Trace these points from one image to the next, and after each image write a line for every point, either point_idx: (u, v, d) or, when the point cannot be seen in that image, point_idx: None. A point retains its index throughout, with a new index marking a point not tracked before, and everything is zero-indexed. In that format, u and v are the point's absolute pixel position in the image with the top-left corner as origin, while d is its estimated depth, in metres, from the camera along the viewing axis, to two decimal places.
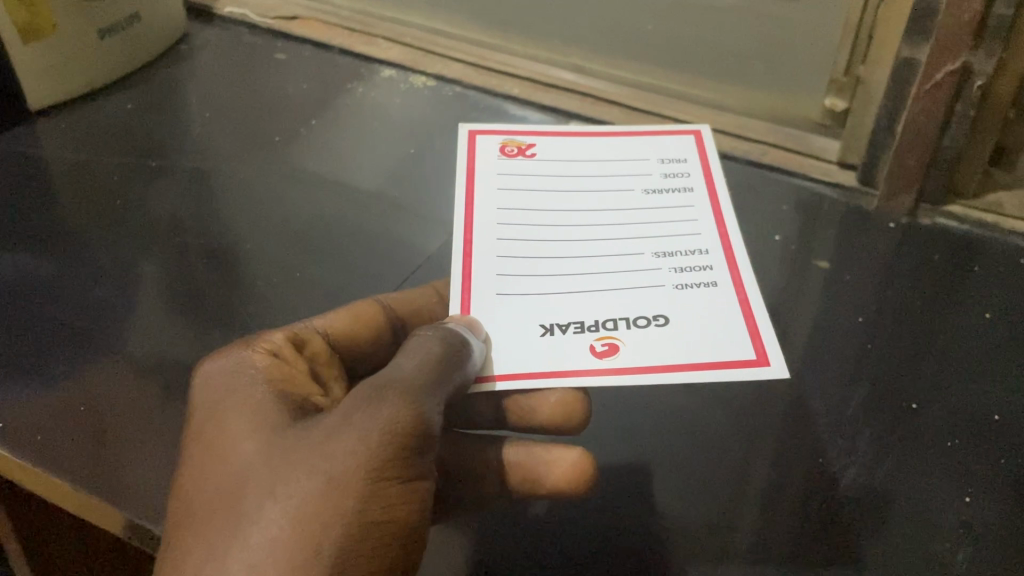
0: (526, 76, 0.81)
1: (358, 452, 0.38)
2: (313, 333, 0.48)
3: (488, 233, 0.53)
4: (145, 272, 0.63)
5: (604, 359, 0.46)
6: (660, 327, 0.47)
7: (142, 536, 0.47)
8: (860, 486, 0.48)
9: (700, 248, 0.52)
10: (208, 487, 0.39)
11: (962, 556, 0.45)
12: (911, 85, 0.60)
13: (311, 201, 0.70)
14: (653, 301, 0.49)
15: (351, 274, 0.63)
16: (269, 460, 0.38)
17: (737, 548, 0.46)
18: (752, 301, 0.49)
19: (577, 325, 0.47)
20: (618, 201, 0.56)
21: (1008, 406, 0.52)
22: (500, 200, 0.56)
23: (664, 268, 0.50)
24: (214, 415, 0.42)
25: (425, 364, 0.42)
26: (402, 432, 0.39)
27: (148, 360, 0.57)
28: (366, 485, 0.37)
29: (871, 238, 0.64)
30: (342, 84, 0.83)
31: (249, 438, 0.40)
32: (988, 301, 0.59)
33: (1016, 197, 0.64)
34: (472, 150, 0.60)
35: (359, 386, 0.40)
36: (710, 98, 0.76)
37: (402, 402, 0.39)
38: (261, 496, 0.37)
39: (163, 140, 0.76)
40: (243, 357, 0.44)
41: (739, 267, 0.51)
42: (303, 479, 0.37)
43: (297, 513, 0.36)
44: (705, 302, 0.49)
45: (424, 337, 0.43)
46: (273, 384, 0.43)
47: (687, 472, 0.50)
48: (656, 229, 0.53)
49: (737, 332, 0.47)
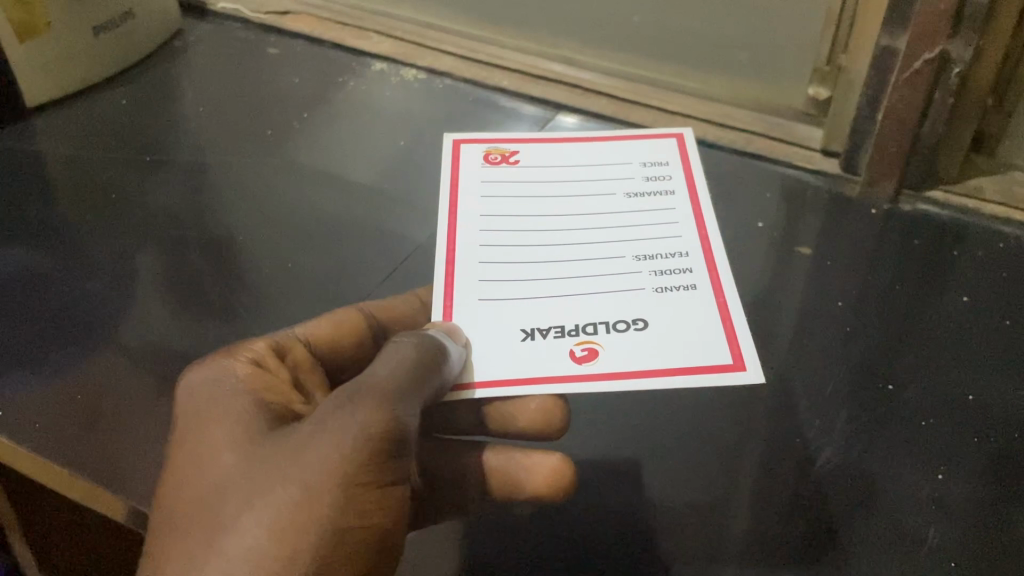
0: (516, 68, 0.82)
1: (329, 458, 0.39)
2: (294, 341, 0.49)
3: (470, 240, 0.54)
4: (140, 265, 0.64)
5: (584, 364, 0.47)
6: (640, 331, 0.48)
7: (138, 521, 0.49)
8: (836, 464, 0.50)
9: (680, 250, 0.53)
10: (190, 493, 0.40)
11: (934, 532, 0.46)
12: (890, 73, 0.61)
13: (302, 194, 0.71)
14: (633, 304, 0.49)
15: (341, 265, 0.64)
16: (247, 468, 0.40)
17: (715, 526, 0.47)
18: (729, 303, 0.50)
19: (557, 330, 0.48)
20: (599, 205, 0.56)
21: (982, 388, 0.53)
22: (483, 206, 0.57)
23: (644, 272, 0.51)
24: (196, 423, 0.43)
25: (399, 371, 0.42)
26: (375, 437, 0.39)
27: (144, 350, 0.58)
28: (338, 492, 0.38)
29: (853, 223, 0.64)
30: (334, 77, 0.84)
31: (228, 447, 0.41)
32: (967, 284, 0.60)
33: (995, 182, 0.65)
34: (456, 157, 0.61)
35: (336, 391, 0.41)
36: (696, 88, 0.77)
37: (375, 407, 0.40)
38: (237, 506, 0.39)
39: (157, 135, 0.77)
40: (226, 367, 0.45)
41: (718, 269, 0.52)
42: (277, 488, 0.38)
43: (270, 519, 0.38)
44: (683, 306, 0.49)
45: (398, 349, 0.44)
46: (254, 394, 0.44)
47: (669, 457, 0.51)
48: (638, 232, 0.54)
49: (714, 335, 0.48)
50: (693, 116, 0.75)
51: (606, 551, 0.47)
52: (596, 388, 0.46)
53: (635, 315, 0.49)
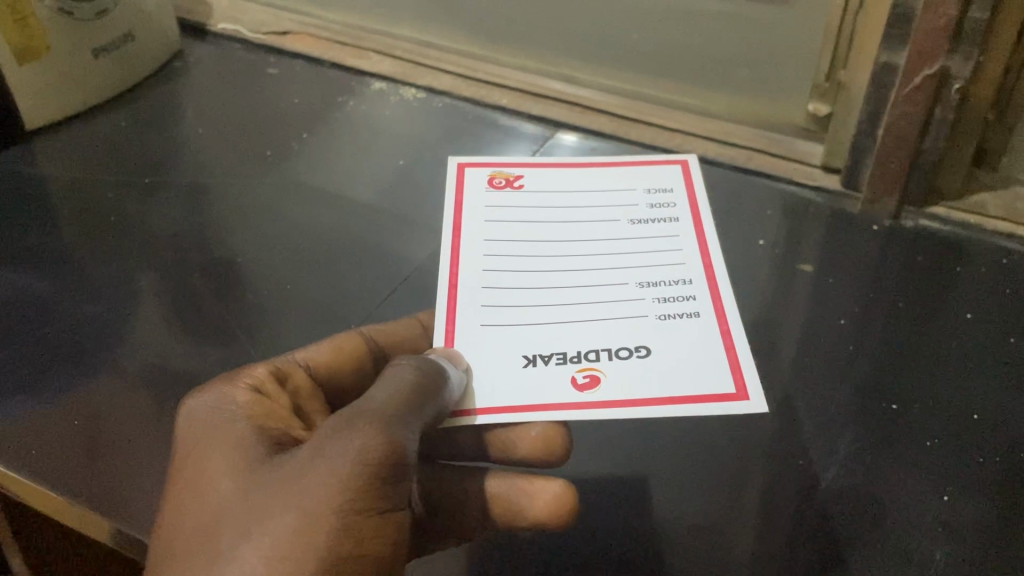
0: (515, 86, 0.82)
1: (329, 483, 0.38)
2: (292, 367, 0.48)
3: (473, 264, 0.54)
4: (140, 287, 0.64)
5: (585, 392, 0.46)
6: (642, 358, 0.48)
7: (134, 547, 0.48)
8: (841, 486, 0.49)
9: (684, 278, 0.53)
10: (188, 524, 0.40)
11: (941, 555, 0.46)
12: (890, 89, 0.61)
13: (303, 214, 0.71)
14: (635, 331, 0.49)
15: (341, 286, 0.64)
16: (248, 497, 0.39)
17: (720, 549, 0.47)
18: (731, 331, 0.50)
19: (559, 357, 0.48)
20: (603, 231, 0.56)
21: (989, 407, 0.53)
22: (487, 230, 0.57)
23: (647, 298, 0.51)
24: (196, 452, 0.43)
25: (398, 395, 0.42)
26: (375, 462, 0.39)
27: (144, 373, 0.58)
28: (338, 519, 0.38)
29: (856, 241, 0.64)
30: (333, 97, 0.84)
31: (228, 475, 0.41)
32: (971, 301, 0.59)
33: (997, 198, 0.64)
34: (461, 181, 0.61)
35: (334, 416, 0.41)
36: (696, 105, 0.77)
37: (374, 430, 0.39)
38: (236, 536, 0.38)
39: (156, 157, 0.77)
40: (227, 394, 0.45)
41: (721, 296, 0.52)
42: (276, 517, 0.38)
43: (270, 546, 0.37)
44: (686, 333, 0.49)
45: (394, 376, 0.43)
46: (253, 420, 0.44)
47: (674, 480, 0.50)
48: (641, 259, 0.54)
49: (717, 363, 0.48)
50: (693, 133, 0.75)
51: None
52: (598, 415, 0.45)
53: (638, 343, 0.48)
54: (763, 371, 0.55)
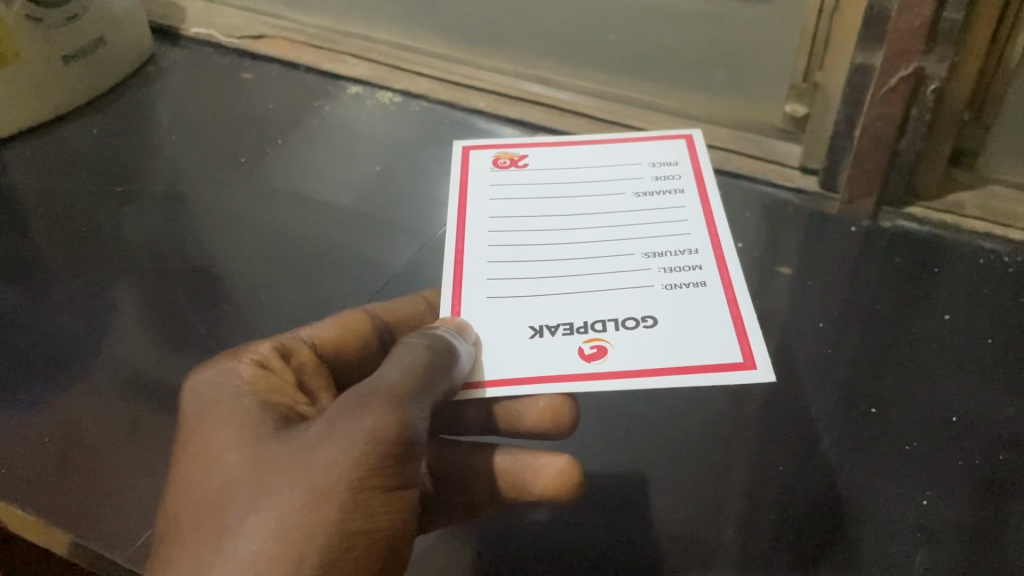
0: (493, 89, 0.81)
1: (339, 458, 0.37)
2: (296, 343, 0.48)
3: (479, 239, 0.53)
4: (115, 298, 0.63)
5: (592, 362, 0.45)
6: (650, 327, 0.46)
7: (100, 563, 0.47)
8: (821, 491, 0.48)
9: (691, 248, 0.51)
10: (196, 496, 0.39)
11: (921, 560, 0.45)
12: (867, 90, 0.61)
13: (280, 221, 0.70)
14: (638, 301, 0.47)
15: (317, 294, 0.63)
16: (256, 470, 0.38)
17: (700, 555, 0.46)
18: (740, 298, 0.48)
19: (566, 326, 0.47)
20: (609, 205, 0.54)
21: (967, 408, 0.52)
22: (491, 207, 0.55)
23: (654, 270, 0.49)
24: (202, 426, 0.41)
25: (409, 372, 0.41)
26: (385, 437, 0.38)
27: (119, 385, 0.57)
28: (349, 494, 0.37)
29: (835, 242, 0.64)
30: (309, 101, 0.83)
31: (236, 446, 0.40)
32: (949, 303, 0.59)
33: (974, 197, 0.65)
34: (466, 162, 0.59)
35: (345, 395, 0.40)
36: (675, 107, 0.77)
37: (385, 410, 0.39)
38: (244, 510, 0.37)
39: (130, 165, 0.76)
40: (232, 368, 0.44)
41: (729, 267, 0.50)
42: (285, 490, 0.37)
43: (279, 520, 0.36)
44: (692, 305, 0.47)
45: (407, 355, 0.42)
46: (258, 394, 0.43)
47: (655, 486, 0.50)
48: (645, 234, 0.52)
49: (723, 331, 0.46)
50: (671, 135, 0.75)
51: None
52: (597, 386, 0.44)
53: (643, 312, 0.47)
54: None
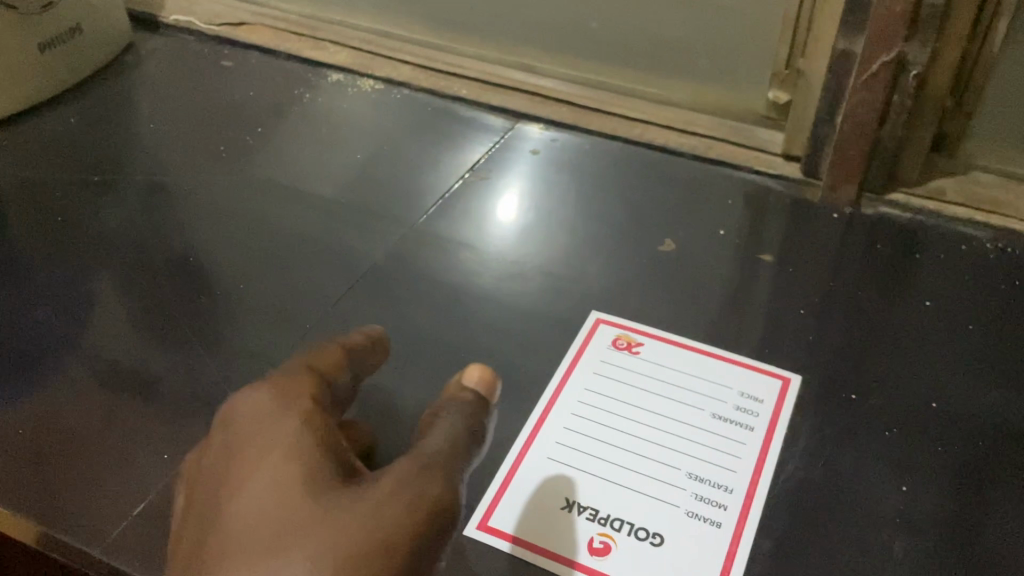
0: (476, 76, 0.81)
1: (395, 524, 0.35)
2: (319, 379, 0.43)
3: (533, 253, 0.64)
4: (94, 289, 0.63)
5: (620, 352, 0.56)
6: (655, 546, 0.45)
7: (76, 556, 0.47)
8: (802, 478, 0.48)
9: (742, 385, 0.53)
10: (248, 525, 0.35)
11: (900, 547, 0.45)
12: (849, 77, 0.60)
13: (261, 211, 0.69)
14: (687, 507, 0.46)
15: (297, 285, 0.62)
16: (329, 512, 0.35)
17: (678, 538, 0.45)
18: (766, 485, 0.47)
19: (590, 511, 0.46)
20: (652, 237, 0.65)
21: (948, 395, 0.52)
22: (543, 225, 0.66)
23: (699, 403, 0.52)
24: (253, 456, 0.37)
25: (450, 440, 0.42)
26: (446, 509, 0.37)
27: (96, 378, 0.56)
28: (398, 559, 0.34)
29: (817, 230, 0.64)
30: (289, 89, 0.82)
31: (302, 481, 0.36)
32: (930, 290, 0.59)
33: (956, 183, 0.65)
34: (532, 172, 0.71)
35: (403, 460, 0.39)
36: (657, 94, 0.76)
37: (437, 484, 0.38)
38: (319, 548, 0.34)
39: (109, 155, 0.75)
40: (281, 397, 0.40)
41: (769, 450, 0.49)
42: (338, 536, 0.34)
43: (357, 559, 0.33)
44: (738, 486, 0.47)
45: (452, 418, 0.44)
46: (314, 426, 0.39)
47: (637, 473, 0.48)
48: (711, 369, 0.54)
49: (731, 495, 0.47)
50: (653, 121, 0.75)
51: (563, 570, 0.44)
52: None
53: (692, 514, 0.46)
54: (786, 396, 0.52)
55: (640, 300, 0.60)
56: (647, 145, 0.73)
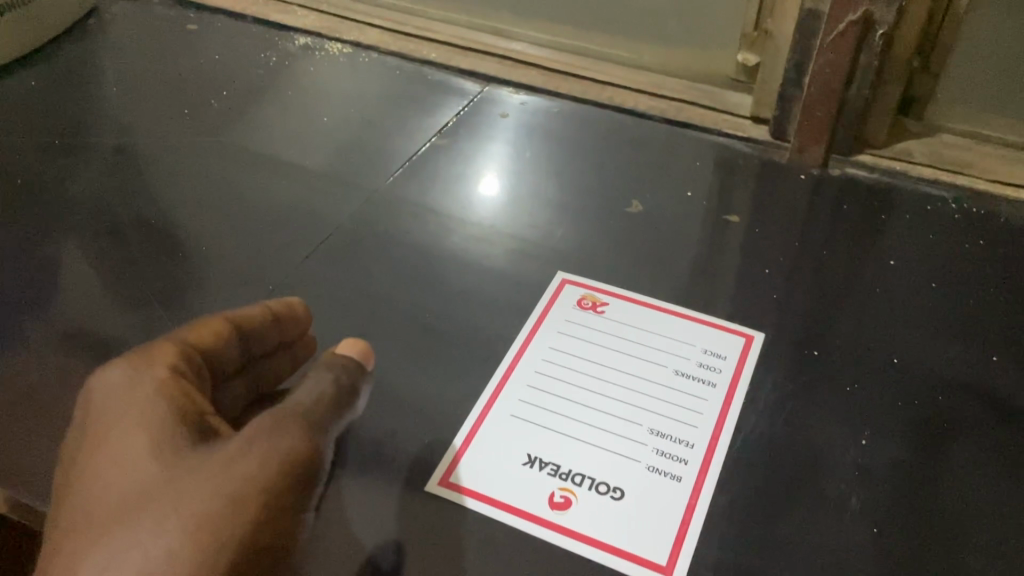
0: (446, 40, 0.81)
1: (255, 477, 0.35)
2: (186, 349, 0.42)
3: (497, 215, 0.64)
4: (56, 252, 0.62)
5: (586, 310, 0.56)
6: (616, 500, 0.45)
7: (34, 517, 0.46)
8: (762, 434, 0.48)
9: (703, 341, 0.53)
10: (106, 504, 0.35)
11: (857, 499, 0.45)
12: (815, 36, 0.60)
13: (227, 174, 0.68)
14: (649, 462, 0.47)
15: (261, 247, 0.62)
16: (174, 481, 0.35)
17: (637, 496, 0.45)
18: (727, 441, 0.47)
19: (552, 467, 0.46)
20: (617, 199, 0.65)
21: (909, 351, 0.52)
22: (509, 188, 0.66)
23: (662, 358, 0.52)
24: (109, 434, 0.37)
25: (319, 396, 0.40)
26: (300, 462, 0.36)
27: (58, 340, 0.55)
28: (252, 515, 0.35)
29: (785, 192, 0.64)
30: (255, 53, 0.82)
31: (146, 457, 0.36)
32: (895, 249, 0.59)
33: (923, 145, 0.66)
34: (499, 136, 0.71)
35: (255, 418, 0.38)
36: (625, 57, 0.76)
37: (301, 436, 0.37)
38: (160, 520, 0.34)
39: (72, 118, 0.74)
40: (143, 370, 0.39)
41: (730, 406, 0.49)
42: (193, 501, 0.34)
43: (203, 523, 0.34)
44: (699, 442, 0.47)
45: (320, 372, 0.42)
46: (172, 401, 0.38)
47: (598, 431, 0.48)
48: (675, 328, 0.54)
49: (694, 449, 0.47)
50: (622, 84, 0.75)
51: (521, 525, 0.44)
52: (555, 540, 0.43)
53: (653, 469, 0.46)
54: (739, 353, 0.52)
55: (605, 260, 0.60)
56: (616, 107, 0.73)
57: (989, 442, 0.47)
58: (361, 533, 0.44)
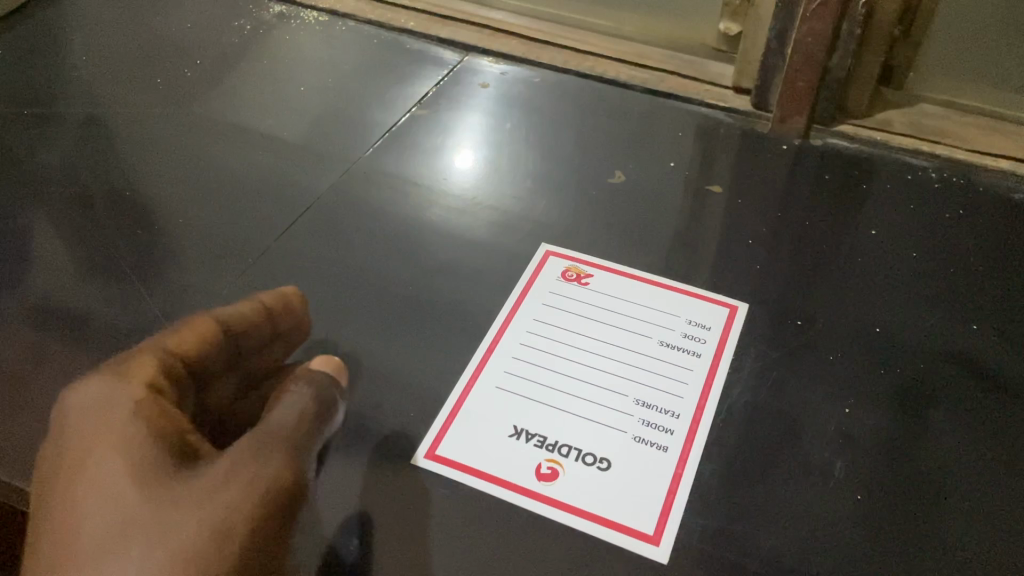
0: (424, 9, 0.80)
1: (242, 503, 0.35)
2: (166, 362, 0.41)
3: (478, 185, 0.63)
4: (28, 225, 0.60)
5: (571, 282, 0.55)
6: (602, 470, 0.45)
7: (13, 495, 0.46)
8: (747, 403, 0.48)
9: (686, 312, 0.53)
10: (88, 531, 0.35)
11: (840, 466, 0.45)
12: (798, 5, 0.60)
13: (202, 146, 0.67)
14: (635, 433, 0.47)
15: (239, 220, 0.61)
16: (156, 509, 0.35)
17: (626, 471, 0.45)
18: (712, 411, 0.48)
19: (538, 439, 0.46)
20: (599, 169, 0.64)
21: (891, 321, 0.53)
22: (490, 159, 0.65)
23: (647, 329, 0.52)
24: (86, 459, 0.36)
25: (300, 415, 0.40)
26: (286, 489, 0.36)
27: (33, 314, 0.54)
28: (240, 542, 0.34)
29: (767, 162, 0.64)
30: (229, 22, 0.80)
31: (127, 482, 0.35)
32: (876, 218, 0.60)
33: (902, 114, 0.66)
34: (478, 106, 0.70)
35: (238, 444, 0.37)
36: (605, 26, 0.77)
37: (285, 458, 0.37)
38: (148, 549, 0.34)
39: (41, 88, 0.72)
40: (119, 389, 0.39)
41: (714, 377, 0.49)
42: (180, 531, 0.34)
43: (191, 553, 0.34)
44: (685, 412, 0.48)
45: (299, 388, 0.42)
46: (149, 422, 0.37)
47: (585, 401, 0.48)
48: (658, 299, 0.54)
49: (680, 420, 0.47)
50: (602, 53, 0.75)
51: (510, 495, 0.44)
52: (543, 511, 0.43)
53: (639, 439, 0.46)
54: (724, 324, 0.52)
55: (588, 231, 0.59)
56: (597, 77, 0.73)
57: (970, 409, 0.48)
58: (348, 509, 0.44)
